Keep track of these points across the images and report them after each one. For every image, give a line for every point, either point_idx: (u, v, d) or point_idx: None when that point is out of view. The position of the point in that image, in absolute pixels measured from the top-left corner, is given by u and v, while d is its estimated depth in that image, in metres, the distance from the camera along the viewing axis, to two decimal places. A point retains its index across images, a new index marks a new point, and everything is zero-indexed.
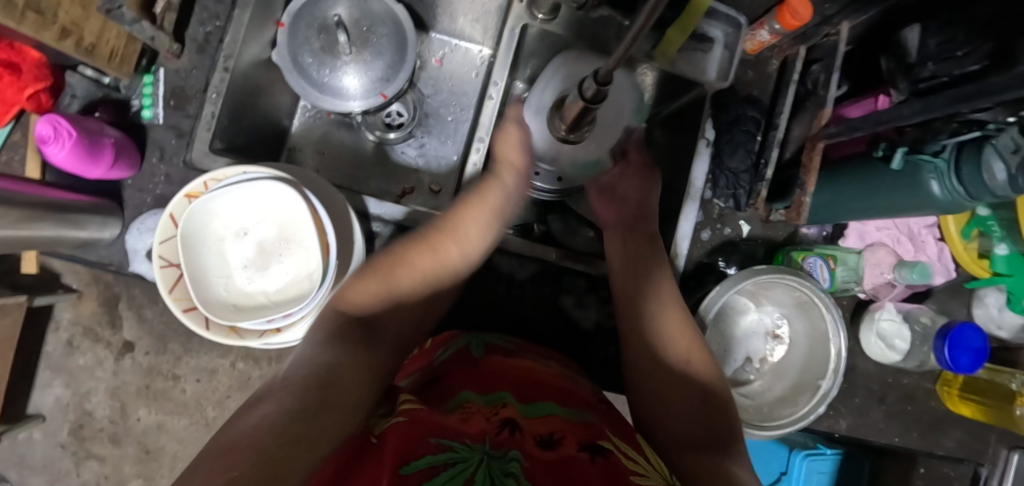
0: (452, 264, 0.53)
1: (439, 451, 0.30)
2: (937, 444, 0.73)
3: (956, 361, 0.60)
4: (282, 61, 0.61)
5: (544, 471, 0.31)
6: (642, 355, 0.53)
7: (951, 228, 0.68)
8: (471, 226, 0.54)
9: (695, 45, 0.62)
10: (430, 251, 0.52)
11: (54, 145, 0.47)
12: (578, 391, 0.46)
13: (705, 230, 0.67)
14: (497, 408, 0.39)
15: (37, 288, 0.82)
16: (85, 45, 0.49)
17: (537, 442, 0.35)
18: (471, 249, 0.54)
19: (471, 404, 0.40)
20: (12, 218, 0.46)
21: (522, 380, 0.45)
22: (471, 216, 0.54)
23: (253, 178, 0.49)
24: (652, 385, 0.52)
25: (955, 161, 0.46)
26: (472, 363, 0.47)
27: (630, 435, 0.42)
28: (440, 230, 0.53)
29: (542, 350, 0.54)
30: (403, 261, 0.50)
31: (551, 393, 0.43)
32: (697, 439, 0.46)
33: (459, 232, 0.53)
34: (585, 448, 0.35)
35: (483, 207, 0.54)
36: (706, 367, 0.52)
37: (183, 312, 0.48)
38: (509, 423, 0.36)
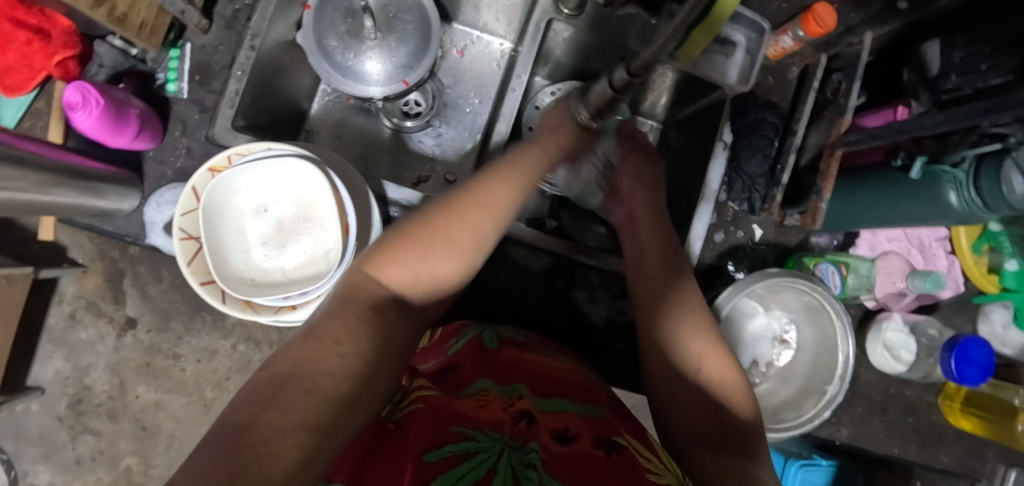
0: (488, 242, 0.44)
1: (461, 441, 0.30)
2: (935, 457, 0.74)
3: (962, 374, 0.60)
4: (306, 44, 0.61)
5: (560, 465, 0.31)
6: (648, 351, 0.51)
7: (963, 242, 0.68)
8: (507, 198, 0.46)
9: (716, 48, 0.62)
10: (466, 221, 0.43)
11: (82, 111, 0.47)
12: (590, 386, 0.46)
13: (718, 232, 0.67)
14: (513, 400, 0.38)
15: (44, 259, 0.82)
16: (117, 15, 0.49)
17: (554, 436, 0.35)
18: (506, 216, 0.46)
19: (487, 393, 0.39)
20: (39, 180, 0.45)
21: (538, 374, 0.44)
22: (501, 180, 0.46)
23: (277, 154, 0.49)
24: (665, 384, 0.49)
25: (974, 173, 0.46)
26: (487, 354, 0.47)
27: (643, 433, 0.42)
28: (477, 202, 0.44)
29: (554, 344, 0.54)
30: (442, 239, 0.42)
31: (563, 386, 0.43)
32: (712, 443, 0.44)
33: (495, 197, 0.45)
34: (601, 445, 0.35)
35: (520, 174, 0.47)
36: (726, 372, 0.48)
37: (201, 285, 0.48)
38: (526, 415, 0.36)
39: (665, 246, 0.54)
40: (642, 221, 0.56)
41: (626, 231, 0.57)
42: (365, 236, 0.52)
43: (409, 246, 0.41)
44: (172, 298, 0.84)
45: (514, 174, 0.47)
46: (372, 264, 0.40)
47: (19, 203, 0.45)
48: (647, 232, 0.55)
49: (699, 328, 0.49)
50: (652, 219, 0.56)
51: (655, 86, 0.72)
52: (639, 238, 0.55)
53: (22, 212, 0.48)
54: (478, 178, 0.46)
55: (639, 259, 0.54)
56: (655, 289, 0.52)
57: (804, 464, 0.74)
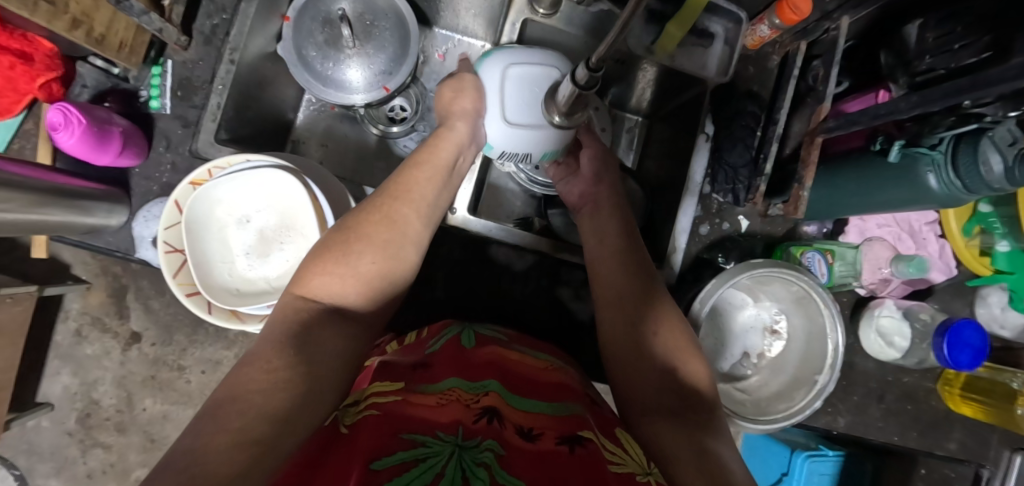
0: (412, 228, 0.50)
1: (413, 447, 0.30)
2: (937, 444, 0.74)
3: (955, 359, 0.59)
4: (286, 55, 0.62)
5: (519, 462, 0.31)
6: (622, 340, 0.50)
7: (952, 224, 0.67)
8: (425, 185, 0.51)
9: (695, 41, 0.63)
10: (387, 221, 0.48)
11: (65, 132, 0.48)
12: (565, 382, 0.46)
13: (703, 225, 0.67)
14: (479, 397, 0.38)
15: (48, 277, 0.84)
16: (95, 36, 0.50)
17: (518, 434, 0.35)
18: (428, 209, 0.51)
19: (453, 391, 0.39)
20: (29, 199, 0.47)
21: (507, 370, 0.44)
22: (416, 175, 0.52)
23: (254, 166, 0.49)
24: (633, 372, 0.49)
25: (951, 155, 0.46)
26: (462, 353, 0.47)
27: (612, 429, 0.43)
28: (391, 196, 0.50)
29: (531, 340, 0.54)
30: (359, 237, 0.47)
31: (532, 384, 0.44)
32: (670, 410, 0.45)
33: (411, 191, 0.51)
34: (565, 440, 0.35)
35: (433, 166, 0.53)
36: (683, 343, 0.49)
37: (186, 297, 0.49)
38: (490, 412, 0.36)
39: (628, 234, 0.56)
40: (604, 209, 0.58)
41: (588, 211, 0.59)
42: None
43: (333, 256, 0.45)
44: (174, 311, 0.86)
45: (427, 170, 0.52)
46: (304, 283, 0.44)
47: (7, 223, 0.46)
48: (614, 215, 0.57)
49: (665, 316, 0.50)
50: (614, 210, 0.58)
51: (638, 81, 0.71)
52: (598, 223, 0.57)
53: (14, 232, 0.49)
54: (394, 181, 0.51)
55: (600, 254, 0.55)
56: (619, 265, 0.53)
57: (810, 455, 0.73)
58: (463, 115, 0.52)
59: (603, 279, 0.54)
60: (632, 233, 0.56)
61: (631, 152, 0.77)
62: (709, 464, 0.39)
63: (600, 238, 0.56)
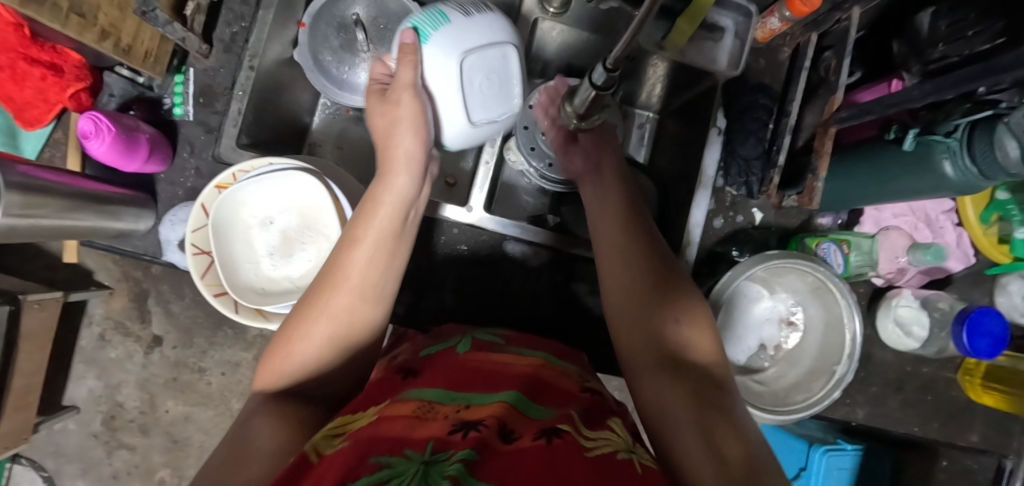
0: (360, 312, 0.44)
1: (378, 469, 0.26)
2: (959, 435, 0.74)
3: (974, 347, 0.59)
4: (302, 59, 0.63)
5: (500, 468, 0.28)
6: (622, 294, 0.48)
7: (969, 212, 0.65)
8: (369, 260, 0.45)
9: (705, 35, 0.63)
10: (329, 313, 0.43)
11: (95, 140, 0.50)
12: (556, 382, 0.45)
13: (717, 218, 0.67)
14: (460, 408, 0.36)
15: (72, 283, 0.88)
16: (122, 46, 0.51)
17: (499, 436, 0.32)
18: (377, 286, 0.45)
19: (432, 405, 0.37)
20: (62, 205, 0.49)
21: (492, 376, 0.42)
22: (356, 251, 0.45)
23: (277, 169, 0.50)
24: (631, 334, 0.45)
25: (967, 142, 0.46)
26: (456, 360, 0.46)
27: (600, 418, 0.41)
28: (327, 280, 0.44)
29: (536, 338, 0.54)
30: (301, 334, 0.42)
31: (517, 383, 0.42)
32: (673, 362, 0.42)
33: (351, 268, 0.44)
34: (542, 435, 0.33)
35: (376, 231, 0.46)
36: (681, 292, 0.46)
37: (214, 297, 0.51)
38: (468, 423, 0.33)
39: (632, 193, 0.55)
40: (608, 173, 0.57)
41: (590, 177, 0.58)
42: None
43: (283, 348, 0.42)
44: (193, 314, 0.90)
45: (371, 239, 0.45)
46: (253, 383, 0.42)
47: (41, 228, 0.49)
48: (624, 176, 0.57)
49: (663, 269, 0.48)
50: (622, 179, 0.57)
51: (648, 77, 0.72)
52: (605, 183, 0.57)
53: (48, 237, 0.52)
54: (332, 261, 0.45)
55: (602, 213, 0.54)
56: (619, 226, 0.52)
57: (829, 449, 0.74)
58: (406, 169, 0.49)
59: (604, 232, 0.52)
60: (635, 194, 0.56)
61: (642, 147, 0.77)
62: (711, 423, 0.36)
63: (603, 201, 0.55)
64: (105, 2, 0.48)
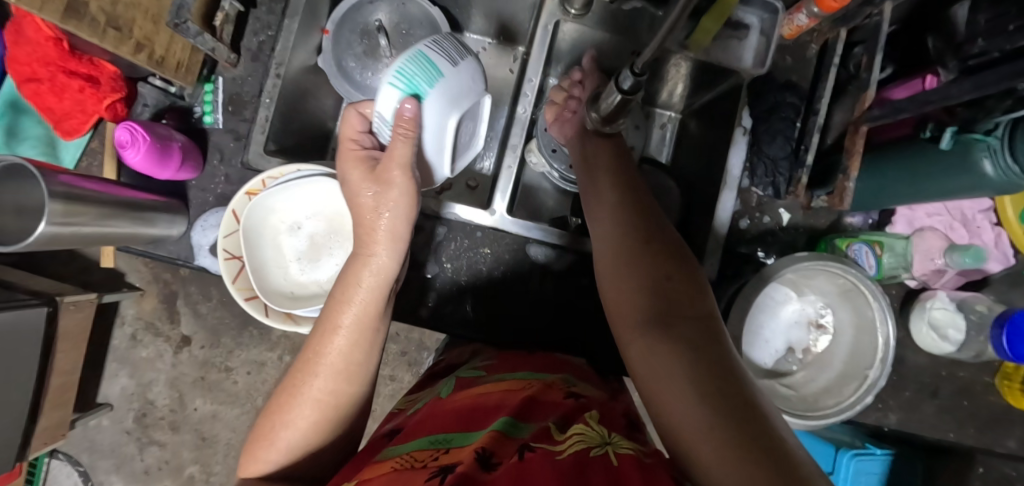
0: (343, 393, 0.44)
1: None
2: (997, 441, 0.72)
3: (1016, 351, 0.56)
4: (327, 67, 0.64)
5: None
6: (608, 259, 0.45)
7: (1008, 211, 0.63)
8: (348, 347, 0.45)
9: (730, 33, 0.62)
10: (311, 398, 0.43)
11: (132, 149, 0.52)
12: (536, 397, 0.45)
13: (743, 219, 0.66)
14: (436, 456, 0.37)
15: (107, 285, 0.97)
16: (156, 58, 0.52)
17: (474, 464, 0.33)
18: (359, 369, 0.45)
19: (409, 456, 0.39)
20: (98, 213, 0.51)
21: (468, 409, 0.44)
22: (331, 339, 0.45)
23: (305, 176, 0.52)
24: (618, 303, 0.42)
25: (1009, 138, 0.44)
26: (439, 404, 0.48)
27: (579, 416, 0.41)
28: (305, 363, 0.44)
29: (518, 354, 0.58)
30: (285, 421, 0.43)
31: (496, 413, 0.43)
32: (659, 317, 0.38)
33: (330, 350, 0.44)
34: (517, 450, 0.34)
35: (355, 312, 0.45)
36: (665, 250, 0.43)
37: (245, 301, 0.52)
38: (442, 469, 0.35)
39: (624, 174, 0.53)
40: (602, 159, 0.55)
41: (585, 166, 0.56)
42: None
43: (269, 429, 0.43)
44: (219, 316, 0.97)
45: (352, 317, 0.45)
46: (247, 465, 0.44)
47: (83, 236, 0.51)
48: (616, 153, 0.55)
49: (644, 232, 0.45)
50: (620, 156, 0.55)
51: (670, 77, 0.71)
52: (592, 166, 0.55)
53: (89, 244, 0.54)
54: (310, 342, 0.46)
55: (594, 192, 0.52)
56: (612, 203, 0.49)
57: (857, 454, 0.73)
58: (388, 240, 0.46)
59: (597, 207, 0.51)
60: (630, 171, 0.53)
61: (664, 147, 0.78)
62: (705, 378, 0.32)
63: (594, 186, 0.53)
64: (140, 15, 0.50)
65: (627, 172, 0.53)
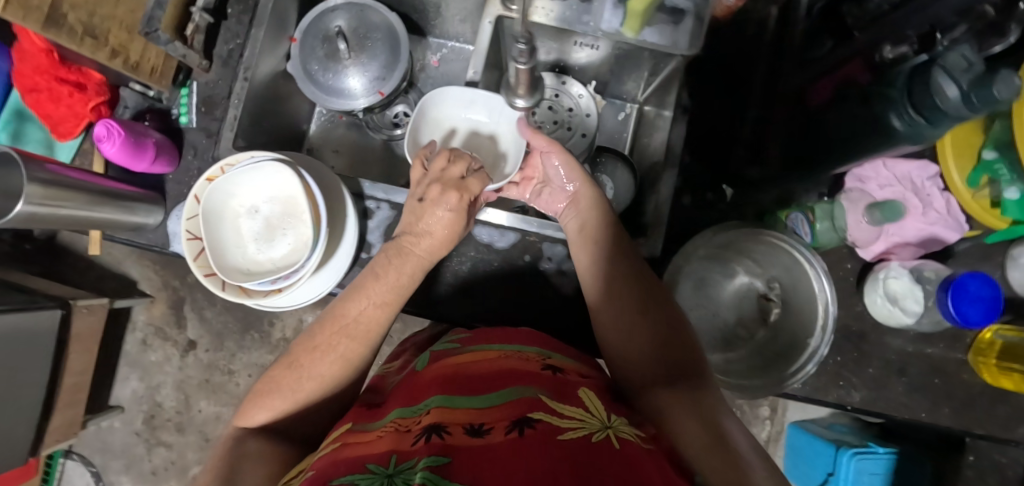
0: (353, 354, 0.50)
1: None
2: (975, 422, 0.68)
3: (965, 316, 0.56)
4: (296, 72, 0.72)
5: (462, 466, 0.31)
6: (615, 315, 0.53)
7: (953, 175, 0.63)
8: (368, 318, 0.51)
9: (664, 17, 0.63)
10: (327, 355, 0.49)
11: (108, 142, 0.58)
12: (517, 367, 0.46)
13: (686, 196, 0.69)
14: (421, 417, 0.39)
15: (120, 292, 1.06)
16: (131, 63, 0.59)
17: (465, 432, 0.36)
18: (372, 336, 0.51)
19: (394, 422, 0.41)
20: (86, 199, 0.59)
21: (448, 376, 0.46)
22: (352, 315, 0.51)
23: (258, 161, 0.57)
24: (629, 357, 0.51)
25: (906, 93, 0.44)
26: (416, 375, 0.49)
27: (569, 392, 0.42)
28: (324, 327, 0.50)
29: (496, 330, 0.55)
30: (298, 371, 0.48)
31: (482, 379, 0.44)
32: (663, 379, 0.47)
33: (351, 316, 0.51)
34: (514, 427, 0.36)
35: (377, 293, 0.52)
36: (670, 315, 0.52)
37: (204, 276, 0.57)
38: (431, 431, 0.36)
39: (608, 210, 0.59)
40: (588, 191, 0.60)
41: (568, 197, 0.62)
42: (338, 228, 0.61)
43: (280, 384, 0.48)
44: (223, 319, 1.06)
45: (381, 297, 0.52)
46: (240, 418, 0.48)
47: (74, 219, 0.59)
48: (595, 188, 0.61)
49: (650, 292, 0.54)
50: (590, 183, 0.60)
51: (628, 77, 0.75)
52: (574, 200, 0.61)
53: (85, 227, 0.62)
54: (330, 315, 0.51)
55: (591, 229, 0.59)
56: (618, 251, 0.56)
57: (857, 455, 0.85)
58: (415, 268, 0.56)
59: (600, 252, 0.57)
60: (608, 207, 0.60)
61: (627, 138, 0.81)
62: (708, 420, 0.41)
63: (582, 228, 0.59)
64: (115, 25, 0.57)
65: (603, 203, 0.59)
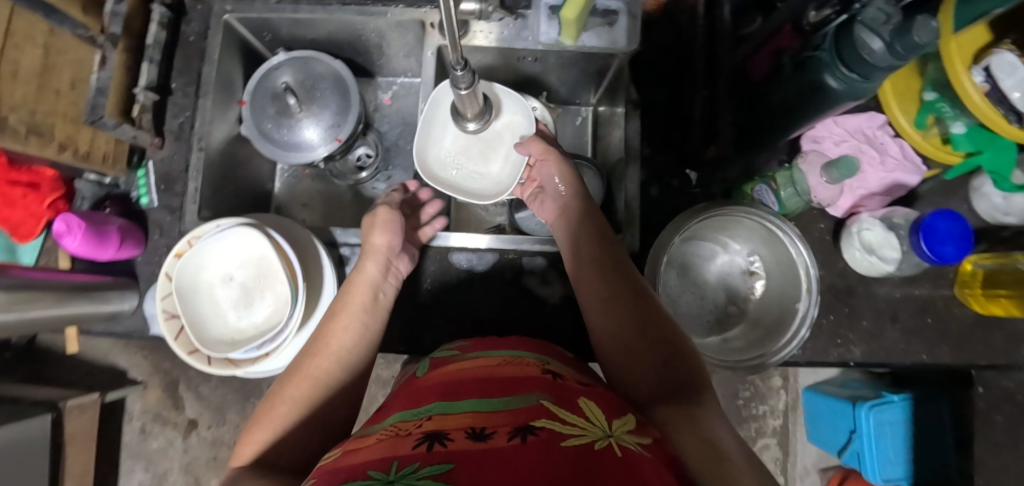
0: (335, 375, 0.50)
1: None
2: (974, 357, 0.67)
3: (940, 254, 0.58)
4: (250, 133, 0.71)
5: (464, 473, 0.27)
6: (613, 314, 0.50)
7: (902, 122, 0.64)
8: (344, 335, 0.53)
9: (599, 21, 0.66)
10: (310, 378, 0.49)
11: (69, 237, 0.58)
12: (523, 370, 0.41)
13: (653, 186, 0.71)
14: (421, 421, 0.35)
15: (111, 383, 1.03)
16: (81, 153, 0.59)
17: (467, 436, 0.31)
18: (350, 356, 0.52)
19: (393, 425, 0.36)
20: (56, 297, 0.58)
21: (451, 379, 0.41)
22: (332, 338, 0.52)
23: (225, 229, 0.56)
24: (626, 363, 0.48)
25: (836, 53, 0.45)
26: (415, 382, 0.44)
27: (573, 397, 0.37)
28: (309, 350, 0.52)
29: (494, 340, 0.50)
30: (281, 397, 0.48)
31: (486, 382, 0.39)
32: (666, 392, 0.43)
33: (330, 337, 0.52)
34: (517, 432, 0.31)
35: (349, 313, 0.54)
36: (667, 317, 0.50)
37: (188, 355, 0.56)
38: (432, 434, 0.32)
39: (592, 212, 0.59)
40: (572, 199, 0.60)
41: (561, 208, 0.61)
42: (316, 281, 0.60)
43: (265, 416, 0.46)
44: (222, 392, 1.03)
45: (348, 315, 0.54)
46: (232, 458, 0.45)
47: (48, 318, 0.59)
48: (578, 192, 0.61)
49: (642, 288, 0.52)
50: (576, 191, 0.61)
51: (578, 84, 0.76)
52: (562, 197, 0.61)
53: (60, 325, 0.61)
54: (309, 344, 0.52)
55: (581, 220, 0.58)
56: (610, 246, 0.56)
57: (874, 406, 0.85)
58: (367, 287, 0.57)
59: (593, 240, 0.57)
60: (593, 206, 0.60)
61: (587, 141, 0.82)
62: (710, 439, 0.36)
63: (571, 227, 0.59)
64: (60, 119, 0.57)
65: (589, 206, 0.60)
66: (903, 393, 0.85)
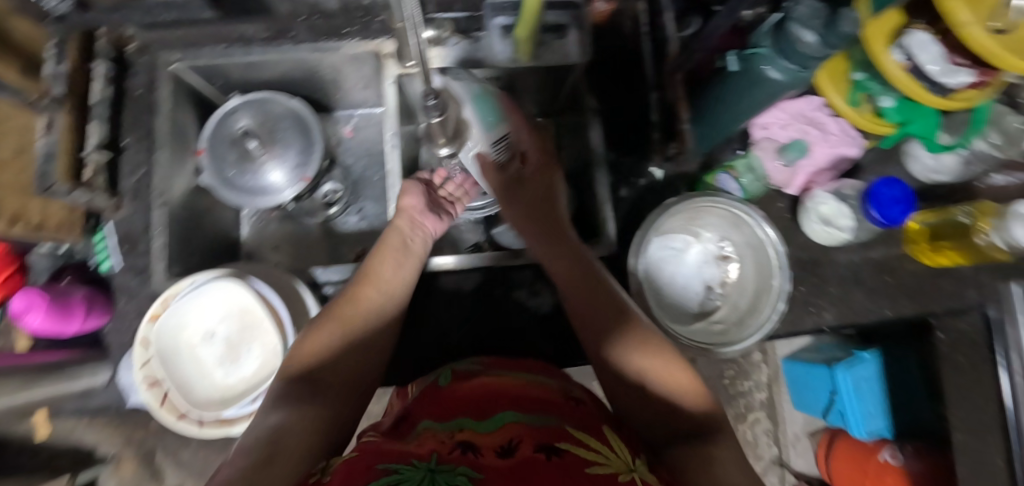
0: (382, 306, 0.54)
1: (385, 475, 0.28)
2: (933, 303, 0.71)
3: (888, 217, 0.63)
4: (210, 183, 0.68)
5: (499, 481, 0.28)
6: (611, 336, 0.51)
7: (837, 102, 0.68)
8: (389, 268, 0.57)
9: (550, 37, 0.68)
10: (361, 305, 0.53)
11: (31, 313, 0.60)
12: (546, 394, 0.43)
13: (622, 187, 0.74)
14: (454, 433, 0.36)
15: (79, 464, 0.96)
16: (32, 225, 0.59)
17: (495, 452, 0.32)
18: (396, 291, 0.56)
19: (427, 433, 0.37)
20: (21, 377, 0.58)
21: (481, 393, 0.43)
22: (380, 271, 0.57)
23: (201, 285, 0.55)
24: (632, 402, 0.47)
25: (776, 46, 0.49)
26: (441, 393, 0.45)
27: (599, 428, 0.38)
28: (356, 285, 0.55)
29: (512, 361, 0.51)
30: (330, 318, 0.51)
31: (512, 400, 0.41)
32: (678, 434, 0.43)
33: (379, 272, 0.56)
34: (542, 448, 0.32)
35: (393, 253, 0.58)
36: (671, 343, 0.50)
37: (179, 420, 0.54)
38: (465, 445, 0.33)
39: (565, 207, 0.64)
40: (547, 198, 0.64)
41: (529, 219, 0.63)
42: None
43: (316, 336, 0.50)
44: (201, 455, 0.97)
45: (393, 254, 0.58)
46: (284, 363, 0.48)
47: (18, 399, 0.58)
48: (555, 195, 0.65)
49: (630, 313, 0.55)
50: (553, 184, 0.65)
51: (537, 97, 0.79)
52: (544, 168, 0.65)
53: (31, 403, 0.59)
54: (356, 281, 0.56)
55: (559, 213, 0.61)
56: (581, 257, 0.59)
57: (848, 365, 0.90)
58: (401, 251, 0.59)
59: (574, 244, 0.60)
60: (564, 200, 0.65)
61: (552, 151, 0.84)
62: None
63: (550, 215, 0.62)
64: None
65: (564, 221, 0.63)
66: (873, 349, 0.91)
